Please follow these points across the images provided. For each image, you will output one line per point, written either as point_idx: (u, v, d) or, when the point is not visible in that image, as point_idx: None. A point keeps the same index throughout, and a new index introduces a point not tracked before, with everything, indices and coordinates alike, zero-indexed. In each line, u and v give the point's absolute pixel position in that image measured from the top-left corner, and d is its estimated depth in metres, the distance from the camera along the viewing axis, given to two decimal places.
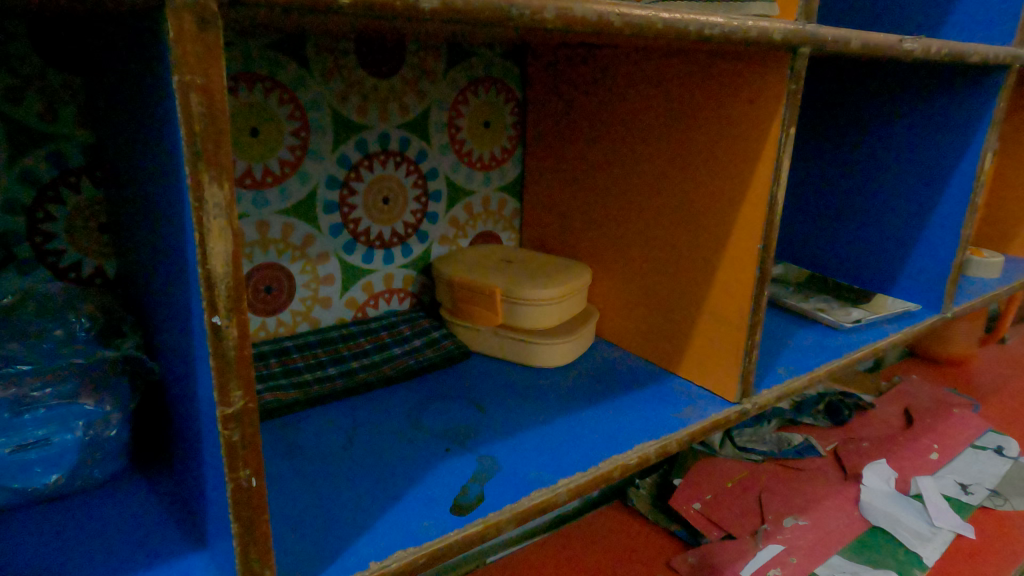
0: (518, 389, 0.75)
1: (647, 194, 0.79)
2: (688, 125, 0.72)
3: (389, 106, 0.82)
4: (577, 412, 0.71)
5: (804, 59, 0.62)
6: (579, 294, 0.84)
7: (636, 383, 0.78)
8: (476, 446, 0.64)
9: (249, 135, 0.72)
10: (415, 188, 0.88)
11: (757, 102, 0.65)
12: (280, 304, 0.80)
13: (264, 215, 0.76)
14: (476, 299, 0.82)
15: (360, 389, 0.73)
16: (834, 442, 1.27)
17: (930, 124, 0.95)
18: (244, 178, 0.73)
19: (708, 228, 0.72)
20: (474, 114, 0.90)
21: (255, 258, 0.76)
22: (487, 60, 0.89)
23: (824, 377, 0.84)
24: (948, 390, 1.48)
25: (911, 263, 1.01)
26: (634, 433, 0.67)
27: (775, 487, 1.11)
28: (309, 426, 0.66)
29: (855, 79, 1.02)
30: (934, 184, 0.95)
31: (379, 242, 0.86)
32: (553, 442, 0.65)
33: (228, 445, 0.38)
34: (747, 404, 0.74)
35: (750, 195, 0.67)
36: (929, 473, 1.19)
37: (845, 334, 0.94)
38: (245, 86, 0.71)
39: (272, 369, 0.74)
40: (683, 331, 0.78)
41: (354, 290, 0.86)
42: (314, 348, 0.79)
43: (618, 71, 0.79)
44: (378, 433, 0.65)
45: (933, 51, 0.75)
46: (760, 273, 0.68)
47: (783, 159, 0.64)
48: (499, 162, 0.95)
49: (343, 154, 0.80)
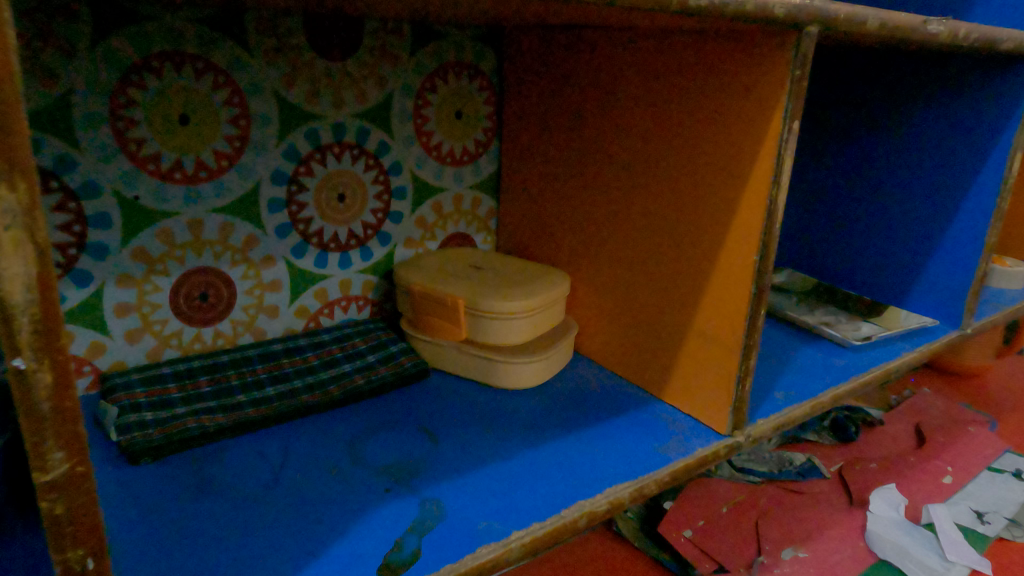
0: (480, 414, 0.67)
1: (632, 195, 0.70)
2: (678, 115, 0.63)
3: (345, 92, 0.73)
4: (543, 445, 0.62)
5: (811, 39, 0.53)
6: (555, 306, 0.75)
7: (615, 408, 0.69)
8: (421, 487, 0.55)
9: (176, 123, 0.64)
10: (375, 184, 0.79)
11: (757, 91, 0.56)
12: (218, 313, 0.72)
13: (197, 214, 0.67)
14: (437, 311, 0.73)
15: (298, 413, 0.64)
16: (839, 463, 1.17)
17: (951, 119, 0.85)
18: (172, 172, 0.65)
19: (699, 236, 0.63)
20: (444, 102, 0.81)
21: (187, 262, 0.68)
22: (458, 43, 0.80)
23: (829, 403, 0.74)
24: (962, 405, 1.38)
25: (926, 274, 0.92)
26: (606, 472, 0.59)
27: (773, 513, 1.03)
28: (231, 459, 0.57)
29: (871, 69, 0.92)
30: (956, 187, 0.86)
31: (334, 245, 0.78)
32: (510, 482, 0.56)
33: (50, 521, 0.30)
34: (740, 437, 0.65)
35: (747, 199, 0.58)
36: (941, 499, 1.09)
37: (853, 352, 0.85)
38: (171, 66, 0.62)
39: (200, 389, 0.65)
40: (669, 351, 0.69)
41: (304, 298, 0.77)
42: (253, 364, 0.70)
43: (603, 54, 0.70)
44: (310, 469, 0.56)
45: (961, 36, 0.65)
46: (756, 289, 0.59)
47: (784, 158, 0.55)
48: (472, 156, 0.87)
49: (290, 146, 0.71)
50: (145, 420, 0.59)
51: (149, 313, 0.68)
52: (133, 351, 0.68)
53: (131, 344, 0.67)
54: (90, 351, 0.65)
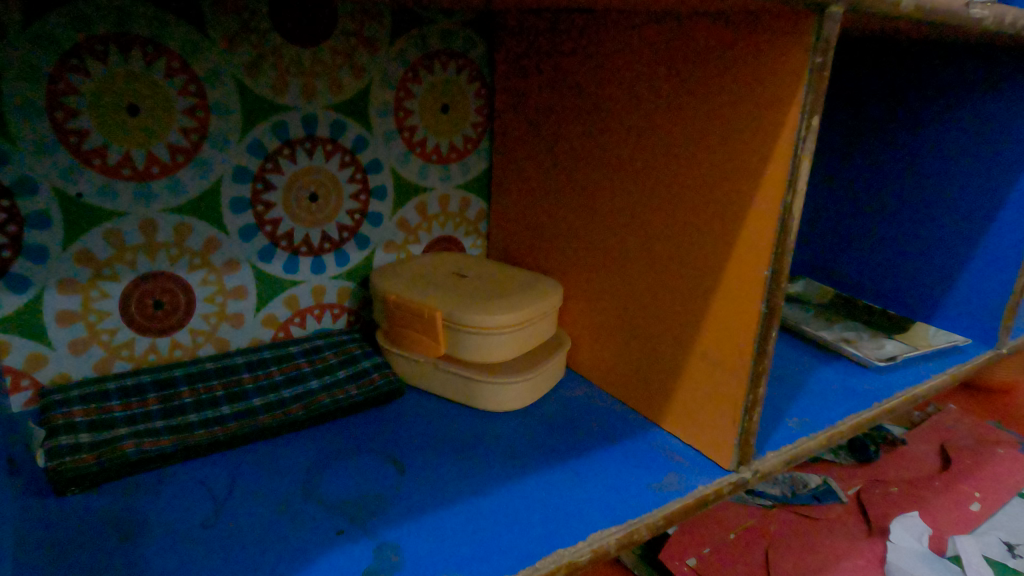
0: (454, 440, 0.60)
1: (630, 198, 0.63)
2: (683, 111, 0.56)
3: (317, 82, 0.66)
4: (523, 479, 0.55)
5: (835, 22, 0.45)
6: (546, 320, 0.68)
7: (607, 435, 0.62)
8: (378, 528, 0.48)
9: (124, 114, 0.58)
10: (352, 183, 0.72)
11: (771, 84, 0.48)
12: (175, 323, 0.66)
13: (150, 214, 0.61)
14: (413, 323, 0.67)
15: (252, 437, 0.58)
16: (858, 485, 1.08)
17: (988, 118, 0.76)
18: (120, 168, 0.59)
19: (703, 247, 0.56)
20: (428, 95, 0.75)
21: (138, 266, 0.62)
22: (445, 30, 0.73)
23: (848, 433, 0.66)
24: (992, 424, 1.28)
25: (957, 288, 0.83)
26: (592, 513, 0.51)
27: (786, 540, 0.95)
28: (170, 492, 0.51)
29: (904, 63, 0.84)
30: (993, 194, 0.77)
31: (305, 248, 0.72)
32: (481, 525, 0.49)
33: None
34: (746, 472, 0.57)
35: (757, 206, 0.51)
36: (968, 529, 1.00)
37: (875, 373, 0.77)
38: (117, 50, 0.56)
39: (147, 408, 0.59)
40: (669, 373, 0.62)
41: (273, 306, 0.71)
42: (209, 379, 0.64)
43: (601, 42, 0.63)
44: (256, 504, 0.50)
45: (1006, 22, 0.57)
46: (766, 310, 0.52)
47: (801, 161, 0.47)
48: (460, 154, 0.80)
49: (256, 140, 0.65)
50: (80, 443, 0.53)
51: (96, 322, 0.62)
52: (78, 363, 0.62)
53: (76, 356, 0.61)
54: (29, 363, 0.59)
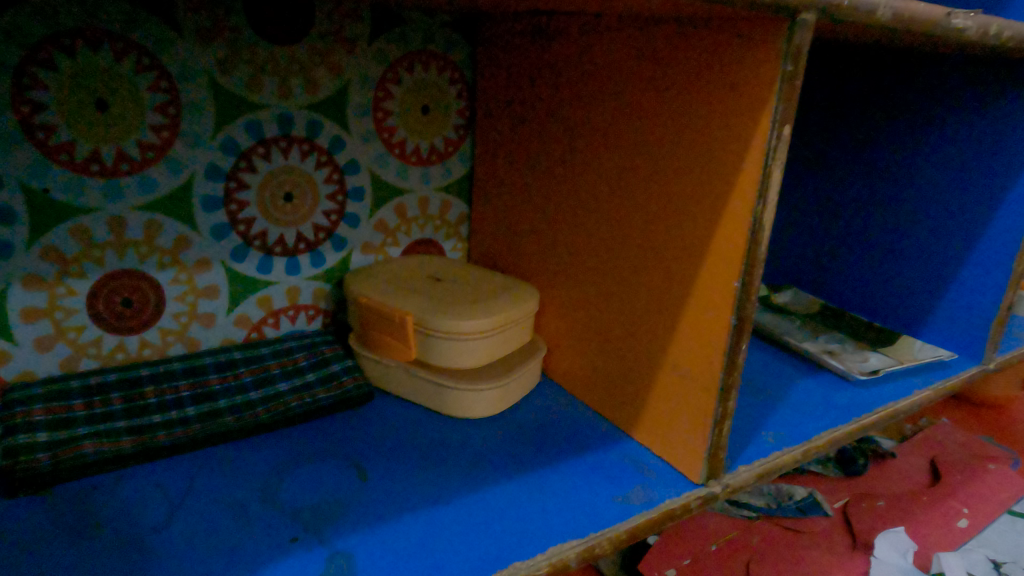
0: (420, 447, 0.59)
1: (606, 205, 0.62)
2: (657, 118, 0.55)
3: (293, 80, 0.66)
4: (486, 488, 0.54)
5: (806, 29, 0.44)
6: (521, 326, 0.67)
7: (576, 445, 0.61)
8: (333, 536, 0.47)
9: (93, 109, 0.57)
10: (328, 183, 0.72)
11: (742, 93, 0.48)
12: (144, 321, 0.65)
13: (119, 211, 0.60)
14: (384, 327, 0.66)
15: (213, 440, 0.57)
16: (844, 497, 1.07)
17: (977, 129, 0.75)
18: (89, 164, 0.58)
19: (675, 256, 0.55)
20: (408, 95, 0.74)
21: (107, 263, 0.61)
22: (426, 31, 0.73)
23: (825, 448, 0.65)
24: (984, 439, 1.26)
25: (944, 302, 0.82)
26: (554, 525, 0.50)
27: (768, 553, 0.93)
28: (125, 494, 0.50)
29: (893, 73, 0.83)
30: (979, 207, 0.76)
31: (279, 249, 0.71)
32: (440, 535, 0.48)
33: None
34: (716, 487, 0.56)
35: (729, 217, 0.50)
36: (954, 546, 0.99)
37: (857, 387, 0.76)
38: (86, 45, 0.55)
39: (110, 407, 0.58)
40: (640, 383, 0.61)
41: (245, 306, 0.71)
42: (177, 379, 0.63)
43: (579, 47, 0.62)
44: (211, 508, 0.49)
45: (989, 33, 0.56)
46: (736, 321, 0.51)
47: (771, 171, 0.46)
48: (441, 156, 0.79)
49: (229, 138, 0.64)
50: (37, 442, 0.52)
51: (63, 319, 0.61)
52: (44, 361, 0.61)
53: (41, 353, 0.61)
54: None
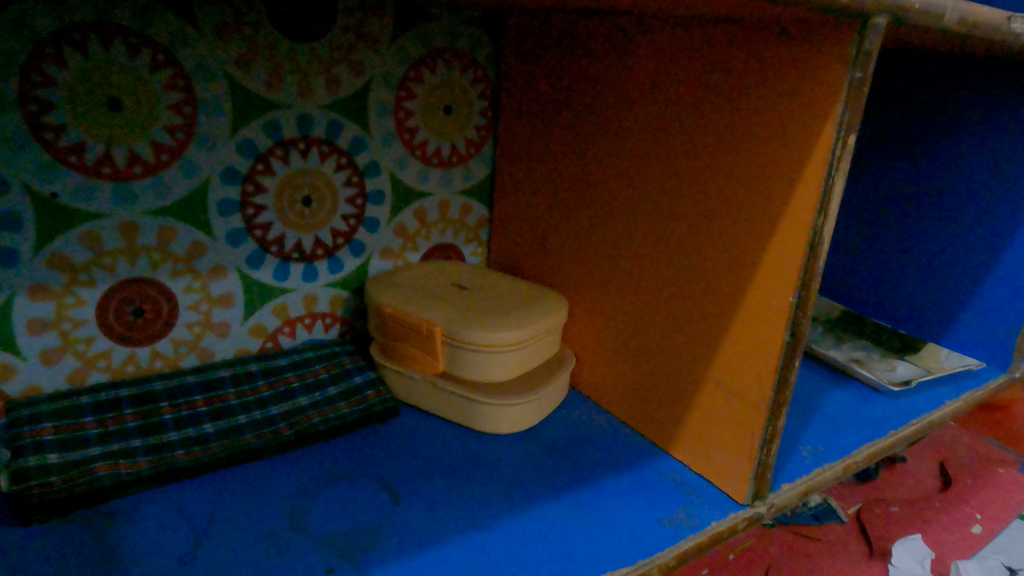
0: (452, 466, 0.56)
1: (643, 213, 0.60)
2: (703, 124, 0.53)
3: (313, 79, 0.62)
4: (525, 511, 0.52)
5: (878, 32, 0.41)
6: (552, 338, 0.65)
7: (612, 462, 0.59)
8: (370, 565, 0.45)
9: (104, 108, 0.53)
10: (348, 186, 0.69)
11: (802, 100, 0.45)
12: (156, 332, 0.62)
13: (131, 216, 0.57)
14: (410, 338, 0.63)
15: (234, 459, 0.54)
16: (859, 502, 1.06)
17: (1011, 135, 0.73)
18: (100, 166, 0.54)
19: (721, 269, 0.53)
20: (430, 95, 0.71)
21: (118, 271, 0.58)
22: (450, 28, 0.70)
23: (863, 463, 0.63)
24: (993, 441, 1.26)
25: (972, 310, 0.81)
26: (600, 551, 0.48)
27: (787, 561, 0.92)
28: (146, 522, 0.47)
29: (923, 77, 0.81)
30: (1012, 214, 0.74)
31: (296, 254, 0.68)
32: (482, 564, 0.46)
33: None
34: (762, 507, 0.54)
35: (785, 228, 0.47)
36: (967, 555, 0.96)
37: (888, 397, 0.75)
38: (98, 40, 0.52)
39: (124, 425, 0.55)
40: (679, 399, 0.59)
41: (261, 315, 0.68)
42: (192, 394, 0.60)
43: (617, 49, 0.59)
44: (239, 536, 0.46)
45: None
46: (790, 337, 0.48)
47: (833, 182, 0.44)
48: (463, 158, 0.76)
49: (246, 140, 0.61)
50: (49, 464, 0.49)
51: (71, 330, 0.58)
52: (51, 374, 0.58)
53: (48, 367, 0.57)
54: None
